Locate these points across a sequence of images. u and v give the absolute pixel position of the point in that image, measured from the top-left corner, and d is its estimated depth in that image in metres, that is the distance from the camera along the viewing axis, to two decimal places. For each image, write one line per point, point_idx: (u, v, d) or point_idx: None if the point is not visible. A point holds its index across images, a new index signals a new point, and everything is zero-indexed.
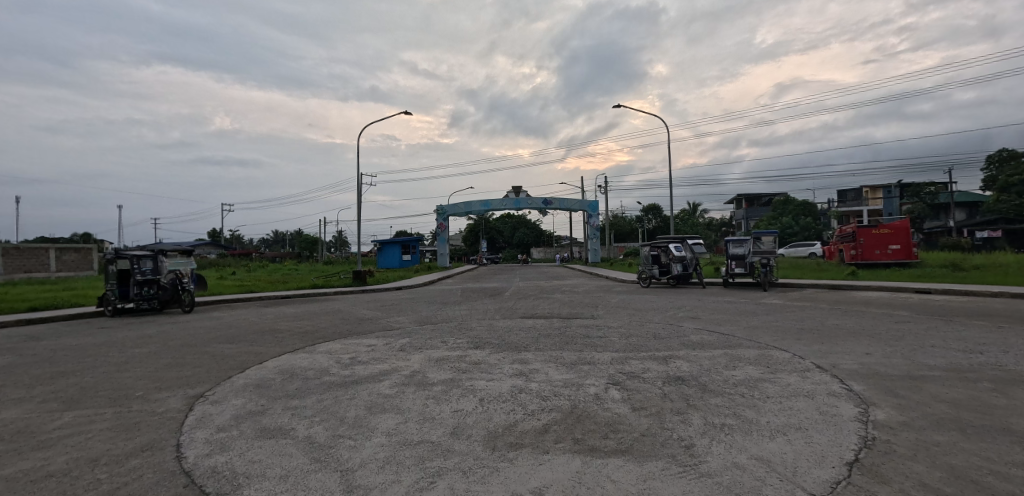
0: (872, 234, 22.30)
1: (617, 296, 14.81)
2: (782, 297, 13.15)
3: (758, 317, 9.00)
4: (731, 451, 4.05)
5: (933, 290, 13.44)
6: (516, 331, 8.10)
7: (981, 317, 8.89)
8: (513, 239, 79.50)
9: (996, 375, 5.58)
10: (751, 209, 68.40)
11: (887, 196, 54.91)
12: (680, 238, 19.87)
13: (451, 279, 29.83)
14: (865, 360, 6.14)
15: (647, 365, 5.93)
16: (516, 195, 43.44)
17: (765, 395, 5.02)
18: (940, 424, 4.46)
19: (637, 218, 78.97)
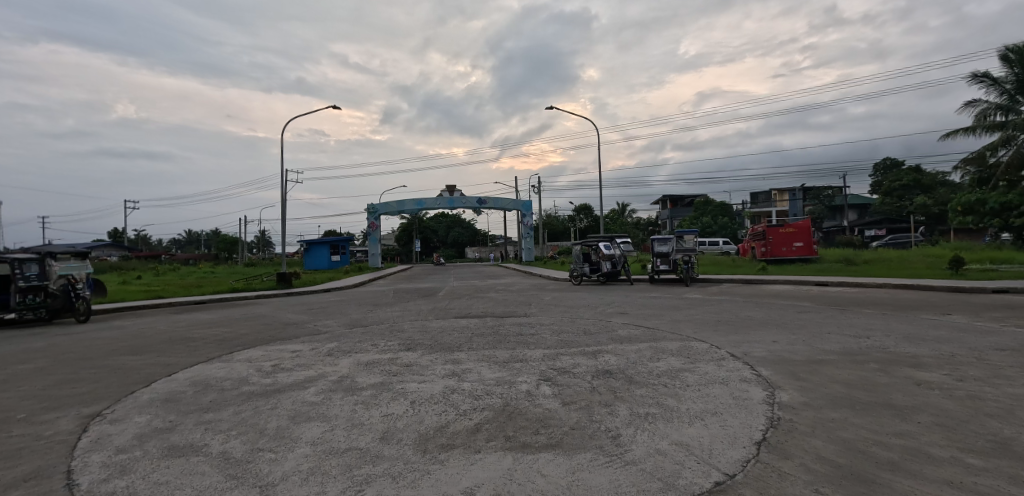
0: (779, 232, 24.45)
1: (550, 293, 15.05)
2: (703, 292, 14.00)
3: (680, 311, 9.52)
4: (654, 438, 4.23)
5: (830, 282, 14.94)
6: (449, 331, 7.98)
7: (868, 305, 10.01)
8: (448, 239, 78.59)
9: (880, 356, 6.29)
10: (675, 210, 72.52)
11: (792, 198, 60.46)
12: (609, 237, 20.61)
13: (384, 280, 28.99)
14: (773, 347, 6.67)
15: (577, 360, 6.06)
16: (450, 193, 42.94)
17: (685, 384, 5.29)
18: (835, 403, 4.93)
19: (571, 218, 81.06)
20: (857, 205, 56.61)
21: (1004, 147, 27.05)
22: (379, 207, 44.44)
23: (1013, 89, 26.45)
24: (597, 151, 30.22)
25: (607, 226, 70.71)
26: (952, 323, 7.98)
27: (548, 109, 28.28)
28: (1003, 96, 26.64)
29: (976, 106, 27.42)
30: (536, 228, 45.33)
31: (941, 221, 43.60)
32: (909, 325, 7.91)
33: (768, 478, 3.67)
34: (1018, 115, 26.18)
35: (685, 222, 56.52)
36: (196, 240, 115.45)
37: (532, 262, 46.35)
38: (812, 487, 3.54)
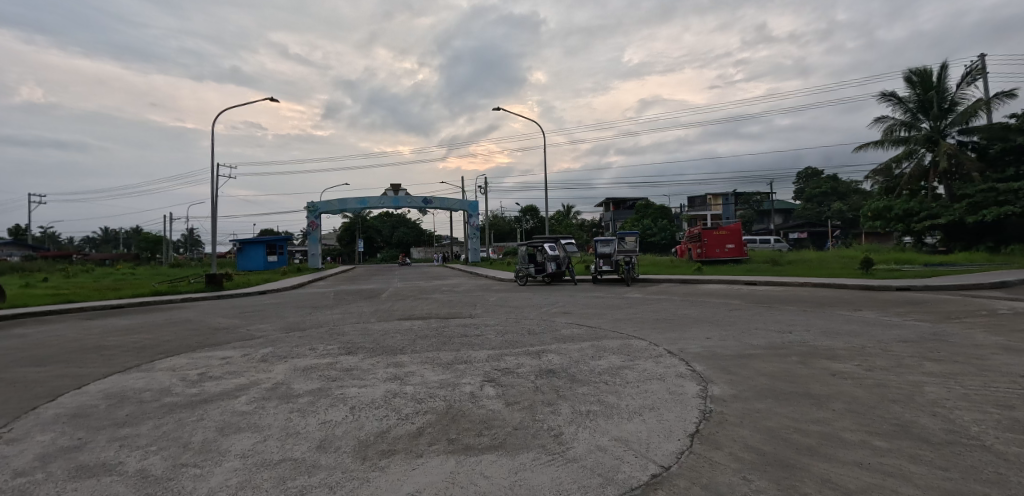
0: (713, 235, 25.97)
1: (496, 294, 15.05)
2: (643, 292, 14.54)
3: (622, 311, 9.80)
4: (595, 435, 4.32)
5: (758, 282, 15.98)
6: (392, 334, 7.77)
7: (790, 303, 10.80)
8: (393, 238, 76.76)
9: (801, 349, 6.80)
10: (618, 212, 74.93)
11: (725, 202, 64.25)
12: (554, 238, 20.95)
13: (325, 282, 27.86)
14: (707, 343, 7.01)
15: (521, 361, 6.08)
16: (394, 193, 41.92)
17: (625, 381, 5.45)
18: (762, 394, 5.25)
19: (518, 219, 81.67)
20: (782, 209, 61.08)
21: (907, 160, 29.89)
22: (320, 205, 42.65)
23: (916, 108, 29.28)
24: (543, 153, 30.54)
25: (552, 227, 71.85)
26: (862, 318, 8.79)
27: (496, 109, 28.29)
28: (907, 114, 29.43)
29: (885, 122, 30.27)
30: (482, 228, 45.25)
31: (854, 225, 48.35)
32: (826, 320, 8.61)
33: (700, 468, 3.85)
34: (919, 131, 29.06)
35: (627, 223, 58.52)
36: (113, 238, 105.53)
37: (478, 263, 46.27)
38: (741, 475, 3.75)
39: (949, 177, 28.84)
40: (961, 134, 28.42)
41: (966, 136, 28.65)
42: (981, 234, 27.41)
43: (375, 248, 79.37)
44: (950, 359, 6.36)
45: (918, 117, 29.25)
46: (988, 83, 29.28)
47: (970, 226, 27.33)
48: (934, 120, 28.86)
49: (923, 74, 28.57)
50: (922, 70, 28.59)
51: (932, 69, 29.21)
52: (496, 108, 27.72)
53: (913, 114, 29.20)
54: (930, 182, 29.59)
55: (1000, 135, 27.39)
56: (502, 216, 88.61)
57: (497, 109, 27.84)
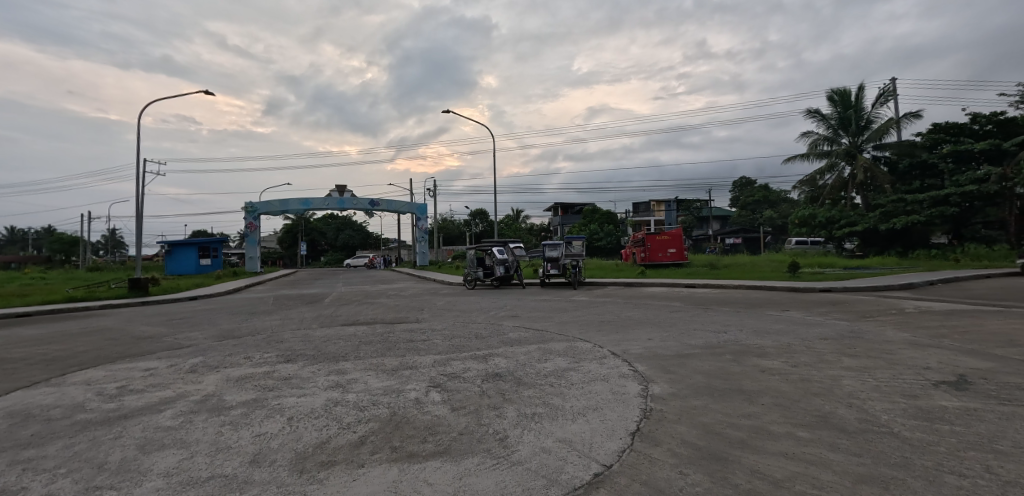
0: (656, 239, 27.04)
1: (444, 298, 14.86)
2: (589, 295, 14.89)
3: (568, 313, 9.98)
4: (540, 438, 4.36)
5: (697, 284, 16.78)
6: (334, 340, 7.50)
7: (726, 304, 11.42)
8: (339, 241, 74.22)
9: (735, 348, 7.20)
10: (566, 216, 76.38)
11: (667, 208, 67.21)
12: (503, 242, 21.04)
13: (262, 286, 26.45)
14: (648, 344, 7.27)
15: (467, 365, 6.05)
16: (340, 193, 40.55)
17: (570, 382, 5.55)
18: (698, 391, 5.51)
19: (467, 222, 81.27)
20: (720, 216, 64.66)
21: (830, 173, 32.53)
22: (259, 205, 40.47)
23: (837, 125, 31.92)
24: (492, 157, 30.64)
25: (502, 230, 72.09)
26: (790, 317, 9.45)
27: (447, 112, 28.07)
28: (830, 130, 32.03)
29: (810, 137, 32.77)
30: (430, 231, 44.68)
31: (784, 231, 51.83)
32: (758, 320, 9.18)
33: (640, 464, 3.98)
34: (839, 146, 31.64)
35: (575, 227, 59.72)
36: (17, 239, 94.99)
37: (427, 267, 45.57)
38: (678, 470, 3.92)
39: (865, 189, 31.65)
40: (875, 150, 31.15)
41: (879, 151, 31.36)
42: (891, 241, 30.14)
43: (319, 251, 76.36)
44: (864, 354, 6.97)
45: (839, 133, 31.89)
46: (898, 104, 32.31)
47: (882, 234, 30.03)
48: (852, 136, 31.54)
49: (843, 94, 31.23)
50: (842, 90, 31.23)
51: (850, 89, 31.98)
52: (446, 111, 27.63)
53: (834, 130, 31.81)
54: (848, 193, 32.35)
55: (909, 151, 30.14)
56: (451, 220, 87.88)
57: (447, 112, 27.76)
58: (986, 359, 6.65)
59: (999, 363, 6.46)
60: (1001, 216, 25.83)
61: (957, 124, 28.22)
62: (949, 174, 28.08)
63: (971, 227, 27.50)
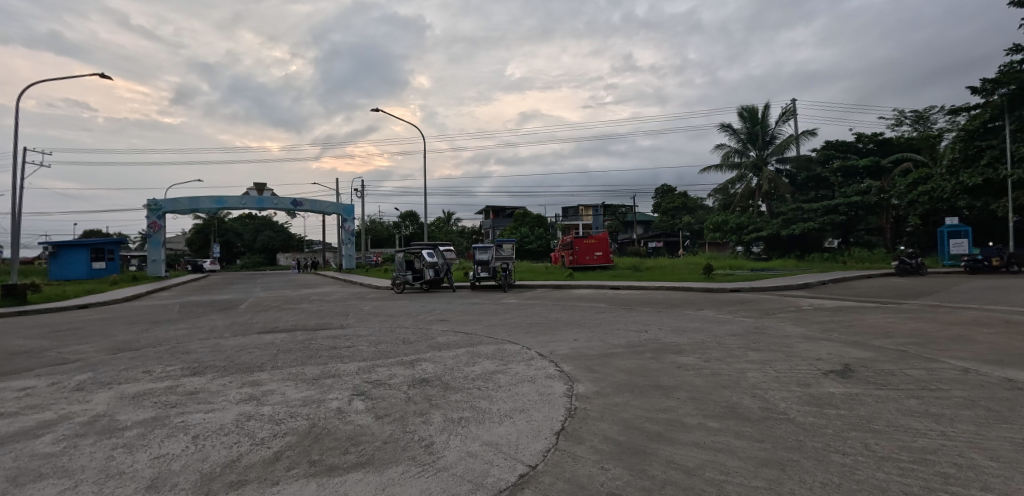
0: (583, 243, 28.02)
1: (371, 302, 14.40)
2: (519, 297, 15.08)
3: (497, 316, 10.06)
4: (466, 442, 4.36)
5: (622, 287, 17.55)
6: (250, 349, 7.02)
7: (646, 305, 12.05)
8: (257, 243, 68.56)
9: (655, 346, 7.63)
10: (497, 220, 76.96)
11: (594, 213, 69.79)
12: (433, 245, 20.77)
13: (166, 292, 24.09)
14: (574, 345, 7.50)
15: (393, 371, 5.91)
16: (258, 192, 38.03)
17: (497, 385, 5.60)
18: (620, 389, 5.77)
19: (397, 224, 79.43)
20: (643, 221, 68.36)
21: (739, 182, 35.27)
22: (164, 204, 36.90)
23: (746, 139, 34.77)
24: (423, 159, 30.13)
25: (433, 233, 71.00)
26: (704, 316, 10.16)
27: (375, 110, 27.23)
28: (740, 143, 34.78)
29: (722, 149, 35.51)
30: (358, 233, 43.12)
31: (700, 236, 55.75)
32: (676, 319, 9.79)
33: (564, 463, 4.10)
34: (747, 158, 34.56)
35: (507, 230, 60.21)
36: None
37: (354, 270, 43.92)
38: (600, 465, 4.08)
39: (769, 198, 34.48)
40: (778, 163, 34.13)
41: (782, 165, 34.22)
42: (791, 245, 33.44)
43: (235, 254, 71.02)
44: (767, 348, 7.66)
45: (748, 147, 34.72)
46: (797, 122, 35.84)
47: (784, 238, 33.17)
48: (759, 150, 34.45)
49: (751, 111, 34.06)
50: (751, 108, 34.04)
51: (757, 107, 34.98)
52: (376, 110, 26.84)
53: (744, 144, 34.59)
54: (755, 201, 35.18)
55: (806, 165, 33.14)
56: (381, 222, 85.21)
57: (377, 111, 26.98)
58: (866, 349, 7.57)
59: (876, 352, 7.38)
60: (880, 224, 30.00)
61: (844, 142, 32.15)
62: (839, 186, 31.85)
63: (856, 233, 31.24)
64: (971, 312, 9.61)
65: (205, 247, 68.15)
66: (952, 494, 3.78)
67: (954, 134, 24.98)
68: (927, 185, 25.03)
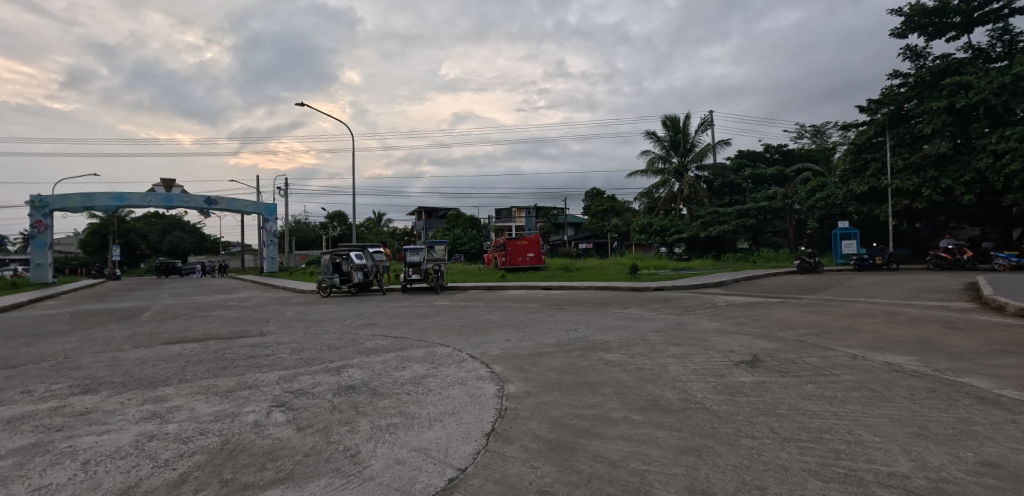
0: (516, 244, 28.49)
1: (294, 307, 13.68)
2: (451, 299, 15.01)
3: (429, 319, 9.93)
4: (393, 449, 4.26)
5: (552, 287, 17.99)
6: (155, 362, 6.43)
7: (576, 304, 12.41)
8: (164, 245, 63.59)
9: (584, 344, 7.89)
10: (430, 221, 76.15)
11: (527, 215, 71.10)
12: (362, 246, 20.12)
13: (52, 301, 21.39)
14: (506, 345, 7.58)
15: (317, 379, 5.66)
16: (166, 189, 34.90)
17: (427, 389, 5.53)
18: (548, 387, 5.91)
19: (325, 225, 76.21)
20: (574, 223, 70.67)
21: (663, 187, 36.41)
22: (51, 201, 32.79)
23: (669, 147, 35.89)
24: (351, 157, 28.99)
25: (363, 234, 68.88)
26: (629, 314, 10.66)
27: (297, 104, 25.71)
28: (663, 150, 35.89)
29: (648, 155, 36.99)
30: (281, 234, 40.80)
31: (627, 237, 58.33)
32: (604, 317, 10.20)
33: (493, 464, 4.13)
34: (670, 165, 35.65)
35: (440, 232, 59.63)
36: None
37: (276, 273, 41.38)
38: (529, 464, 4.16)
39: (689, 202, 36.09)
40: (697, 170, 35.49)
41: (700, 172, 35.79)
42: (708, 246, 35.68)
43: (138, 257, 64.45)
44: (686, 342, 8.17)
45: (671, 154, 35.91)
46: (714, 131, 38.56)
47: (702, 239, 35.12)
48: (681, 157, 35.75)
49: (674, 120, 35.35)
50: (672, 117, 35.28)
51: (679, 117, 36.79)
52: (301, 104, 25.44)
53: (667, 151, 35.71)
54: (677, 205, 36.76)
55: (721, 172, 35.30)
56: (307, 222, 81.11)
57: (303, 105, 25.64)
58: (773, 340, 8.31)
59: (780, 343, 8.12)
60: (785, 226, 33.69)
61: (755, 153, 35.11)
62: (750, 192, 34.60)
63: (765, 236, 34.49)
64: (858, 305, 10.87)
65: (102, 249, 61.05)
66: (843, 467, 4.24)
67: (846, 147, 28.11)
68: (824, 193, 27.84)
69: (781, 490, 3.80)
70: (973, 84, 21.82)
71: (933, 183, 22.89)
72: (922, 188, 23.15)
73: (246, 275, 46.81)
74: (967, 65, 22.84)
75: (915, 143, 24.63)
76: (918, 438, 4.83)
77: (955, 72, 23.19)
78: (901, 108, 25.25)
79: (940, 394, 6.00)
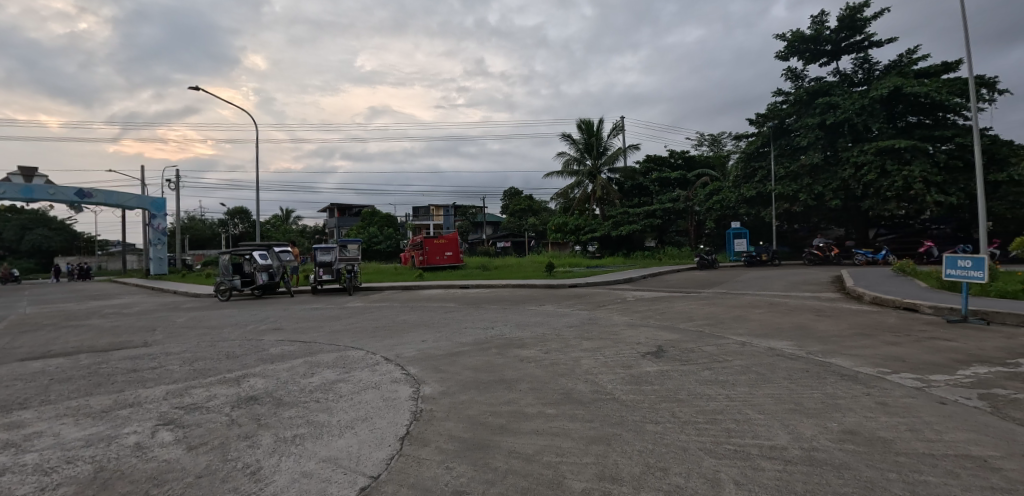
0: (434, 243, 28.21)
1: (188, 313, 12.48)
2: (366, 300, 14.57)
3: (341, 321, 9.57)
4: (300, 461, 4.04)
5: (471, 285, 18.10)
6: (11, 383, 5.55)
7: (493, 302, 12.56)
8: (20, 245, 54.51)
9: (501, 342, 8.02)
10: (344, 218, 72.87)
11: (446, 213, 70.72)
12: (267, 245, 18.85)
13: None
14: (422, 346, 7.52)
15: (213, 391, 5.24)
16: (24, 179, 30.02)
17: (338, 395, 5.34)
18: (465, 387, 5.93)
19: (223, 222, 69.89)
20: (492, 222, 71.60)
21: (577, 188, 37.66)
22: None
23: (583, 149, 37.31)
24: (256, 148, 26.72)
25: (268, 232, 64.29)
26: (545, 311, 11.01)
27: (192, 89, 23.24)
28: (578, 152, 37.23)
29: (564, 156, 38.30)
30: (170, 232, 36.81)
31: (544, 236, 59.99)
32: (520, 314, 10.44)
33: (407, 468, 4.09)
34: (583, 166, 37.05)
35: (354, 230, 57.23)
36: None
37: (165, 275, 37.27)
38: (444, 465, 4.17)
39: (602, 203, 37.64)
40: (610, 172, 37.13)
41: (613, 173, 37.50)
42: (619, 245, 37.76)
43: None
44: (598, 336, 8.60)
45: (584, 156, 37.28)
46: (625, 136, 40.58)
47: (613, 238, 37.25)
48: (594, 159, 37.20)
49: (588, 124, 36.57)
50: (587, 121, 36.68)
51: (593, 121, 38.07)
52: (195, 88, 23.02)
53: (581, 153, 37.04)
54: (591, 205, 38.02)
55: (631, 175, 37.21)
56: (203, 219, 73.87)
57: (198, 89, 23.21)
58: (675, 331, 9.03)
59: (681, 334, 8.84)
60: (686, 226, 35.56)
61: (660, 158, 37.37)
62: (656, 194, 36.70)
63: (669, 234, 36.52)
64: (747, 297, 12.11)
65: None
66: (733, 444, 4.72)
67: (738, 155, 31.10)
68: (719, 196, 30.80)
69: (681, 469, 4.15)
70: (839, 104, 25.13)
71: (808, 189, 26.07)
72: (800, 194, 26.37)
73: (127, 278, 41.64)
74: (835, 88, 26.12)
75: (794, 154, 27.83)
76: (795, 413, 5.51)
77: (826, 93, 26.42)
78: (783, 123, 28.38)
79: (812, 373, 6.88)
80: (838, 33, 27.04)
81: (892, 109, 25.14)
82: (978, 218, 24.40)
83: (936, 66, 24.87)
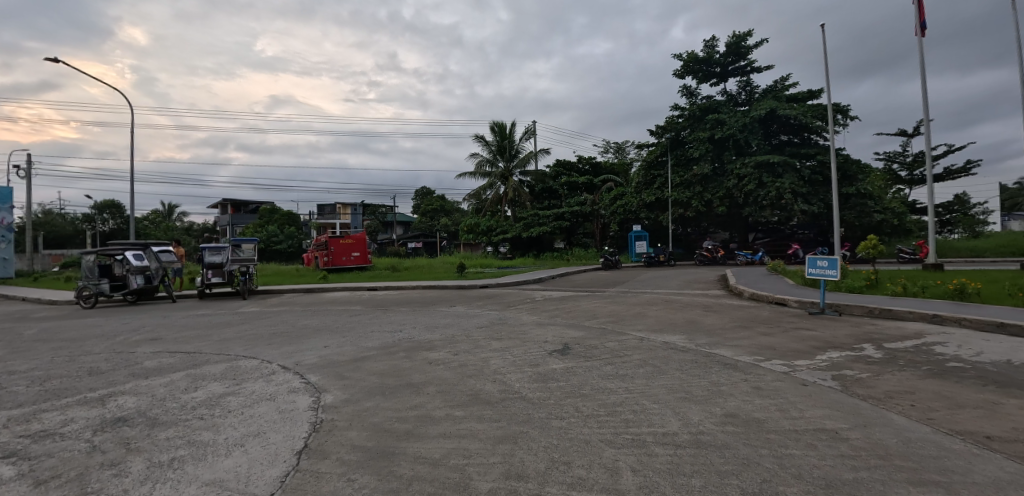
0: (340, 243, 27.02)
1: (38, 325, 10.75)
2: (261, 304, 13.60)
3: (232, 328, 8.85)
4: (180, 487, 3.68)
5: (378, 287, 17.61)
6: None
7: (401, 305, 12.34)
8: None
9: (408, 345, 7.93)
10: (238, 215, 66.91)
11: (354, 212, 67.73)
12: (143, 244, 16.90)
13: None
14: (324, 352, 7.21)
15: (73, 414, 4.63)
16: None
17: (226, 411, 4.97)
18: (370, 393, 5.80)
19: (86, 217, 60.85)
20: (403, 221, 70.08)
21: (489, 189, 37.88)
22: None
23: (496, 150, 37.61)
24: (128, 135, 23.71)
25: (144, 229, 57.10)
26: (454, 312, 11.02)
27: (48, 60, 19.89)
28: (490, 154, 37.45)
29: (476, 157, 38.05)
30: (16, 228, 31.44)
31: (456, 237, 59.84)
32: (429, 316, 10.37)
33: (305, 484, 3.90)
34: (495, 169, 37.34)
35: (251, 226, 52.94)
36: None
37: (10, 278, 31.80)
38: (345, 478, 4.04)
39: (513, 204, 38.19)
40: (521, 175, 37.76)
41: (524, 177, 38.10)
42: (530, 246, 38.60)
43: None
44: (507, 336, 8.80)
45: (497, 158, 37.55)
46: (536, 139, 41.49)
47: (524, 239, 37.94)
48: (506, 161, 37.60)
49: (500, 126, 36.90)
50: (500, 124, 37.01)
51: (506, 124, 38.49)
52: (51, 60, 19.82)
53: (494, 155, 37.31)
54: (502, 207, 38.40)
55: (541, 179, 38.10)
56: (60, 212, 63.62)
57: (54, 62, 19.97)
58: (580, 329, 9.50)
59: (586, 331, 9.33)
60: (592, 229, 37.27)
61: (569, 163, 38.74)
62: (565, 197, 37.99)
63: (577, 236, 37.94)
64: (646, 295, 13.06)
65: None
66: (630, 434, 5.12)
67: (640, 163, 33.31)
68: (623, 201, 32.73)
69: (583, 462, 4.42)
70: (726, 121, 27.88)
71: (699, 196, 28.67)
72: (693, 200, 28.90)
73: None
74: (722, 106, 28.89)
75: (688, 164, 30.38)
76: (684, 401, 6.07)
77: (714, 110, 29.17)
78: (679, 135, 30.82)
79: (700, 363, 7.63)
80: (726, 56, 29.83)
81: (769, 128, 28.28)
82: (834, 224, 28.42)
83: (803, 93, 28.41)
